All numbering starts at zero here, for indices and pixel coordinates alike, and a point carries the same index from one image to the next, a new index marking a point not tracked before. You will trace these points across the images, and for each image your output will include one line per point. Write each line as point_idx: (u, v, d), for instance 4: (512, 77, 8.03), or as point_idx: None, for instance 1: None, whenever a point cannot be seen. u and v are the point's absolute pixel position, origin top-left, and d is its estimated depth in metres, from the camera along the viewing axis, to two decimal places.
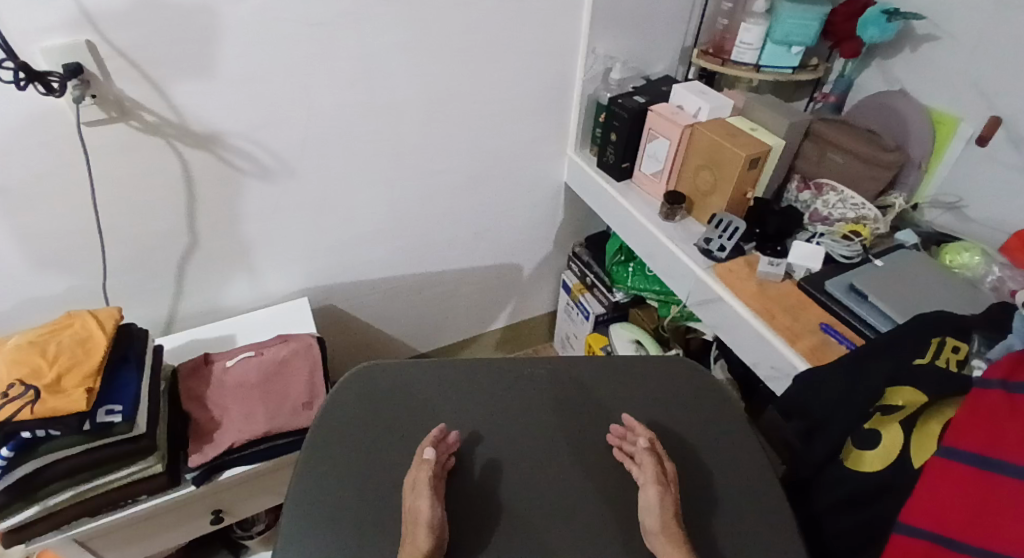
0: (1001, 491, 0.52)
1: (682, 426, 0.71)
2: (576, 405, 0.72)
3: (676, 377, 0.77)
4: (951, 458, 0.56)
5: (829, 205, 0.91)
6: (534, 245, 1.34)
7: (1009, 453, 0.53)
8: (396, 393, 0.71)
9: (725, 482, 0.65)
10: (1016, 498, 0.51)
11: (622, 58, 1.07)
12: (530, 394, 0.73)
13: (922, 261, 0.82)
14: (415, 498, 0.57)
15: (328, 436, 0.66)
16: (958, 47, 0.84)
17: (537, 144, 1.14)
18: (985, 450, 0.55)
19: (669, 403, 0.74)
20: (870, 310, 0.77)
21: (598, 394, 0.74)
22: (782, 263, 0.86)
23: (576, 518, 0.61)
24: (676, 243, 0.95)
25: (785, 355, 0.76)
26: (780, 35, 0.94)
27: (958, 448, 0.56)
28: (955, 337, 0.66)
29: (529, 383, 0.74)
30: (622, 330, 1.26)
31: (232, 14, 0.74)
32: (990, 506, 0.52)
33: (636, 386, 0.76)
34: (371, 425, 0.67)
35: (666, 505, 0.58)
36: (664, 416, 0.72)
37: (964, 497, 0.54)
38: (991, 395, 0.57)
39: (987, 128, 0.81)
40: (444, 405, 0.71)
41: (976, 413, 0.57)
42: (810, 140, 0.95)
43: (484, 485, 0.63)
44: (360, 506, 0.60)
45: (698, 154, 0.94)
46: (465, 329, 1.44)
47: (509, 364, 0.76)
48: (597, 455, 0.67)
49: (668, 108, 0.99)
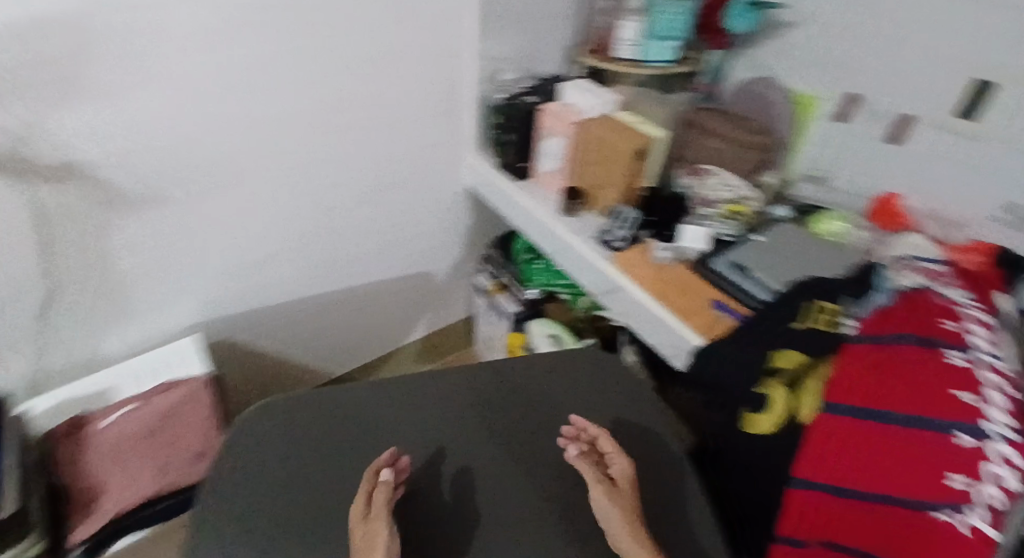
0: (878, 438, 0.58)
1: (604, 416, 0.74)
2: (500, 408, 0.73)
3: (591, 367, 0.80)
4: (835, 414, 0.61)
5: (710, 188, 0.95)
6: (444, 251, 1.33)
7: (881, 399, 0.59)
8: (315, 421, 0.69)
9: (647, 465, 0.68)
10: (890, 443, 0.57)
11: (511, 60, 1.08)
12: (452, 403, 0.73)
13: (794, 233, 0.90)
14: (369, 525, 0.54)
15: (246, 475, 0.62)
16: (812, 33, 0.92)
17: (436, 150, 1.13)
18: (860, 402, 0.60)
19: (587, 393, 0.77)
20: (753, 282, 0.83)
21: (520, 393, 0.75)
22: (672, 247, 0.91)
23: (512, 517, 0.61)
24: (577, 237, 0.98)
25: (683, 332, 0.81)
26: (659, 31, 0.97)
27: (840, 405, 0.62)
28: (824, 301, 0.75)
29: (455, 395, 0.74)
30: (538, 325, 1.27)
31: (80, 33, 0.67)
32: (871, 453, 0.58)
33: (559, 384, 0.77)
34: (291, 457, 0.64)
35: (621, 499, 0.59)
36: (588, 412, 0.74)
37: (851, 448, 0.59)
38: (861, 350, 0.64)
39: (849, 103, 0.89)
40: (368, 425, 0.69)
41: (851, 369, 0.63)
42: (692, 130, 0.99)
43: (417, 501, 0.62)
44: (287, 543, 0.57)
45: (589, 149, 0.96)
46: (382, 345, 1.40)
47: (430, 377, 0.76)
48: (527, 452, 0.68)
49: (558, 106, 1.00)
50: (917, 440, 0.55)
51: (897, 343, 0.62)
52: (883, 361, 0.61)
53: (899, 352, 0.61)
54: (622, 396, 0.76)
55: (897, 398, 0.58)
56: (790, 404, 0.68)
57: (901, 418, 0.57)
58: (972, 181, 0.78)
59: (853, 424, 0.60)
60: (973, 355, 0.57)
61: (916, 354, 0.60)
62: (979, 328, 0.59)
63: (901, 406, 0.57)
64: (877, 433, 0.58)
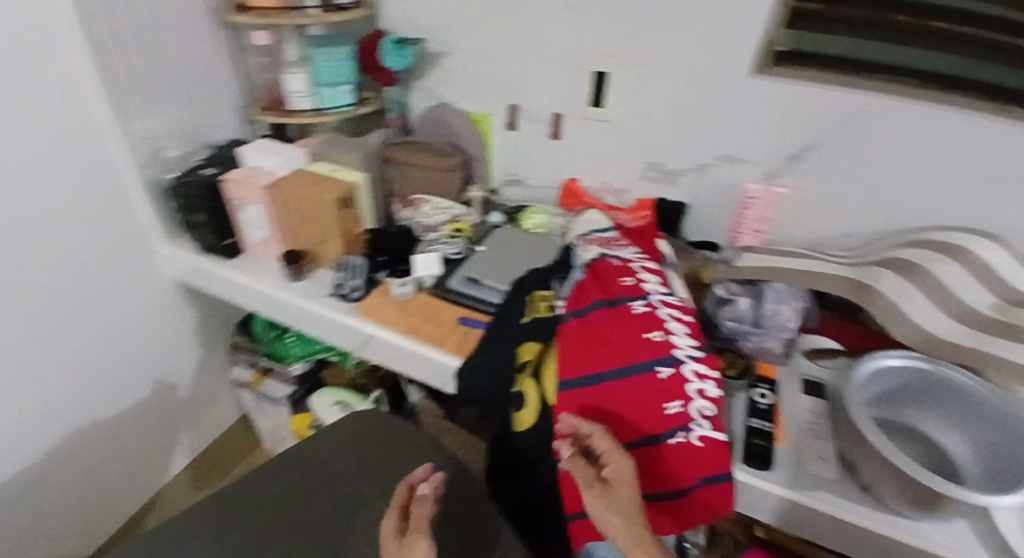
0: (604, 395, 0.66)
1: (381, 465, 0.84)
2: (283, 523, 0.76)
3: (365, 437, 0.88)
4: (570, 389, 0.67)
5: (427, 214, 0.98)
6: (173, 356, 1.16)
7: (597, 362, 0.67)
8: None
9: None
10: (612, 395, 0.65)
11: (173, 134, 0.97)
12: (231, 534, 0.75)
13: (507, 236, 0.99)
14: None
15: None
16: (461, 57, 0.98)
17: (116, 254, 0.97)
18: (590, 369, 0.67)
19: (364, 463, 0.84)
20: (486, 291, 0.89)
21: (300, 494, 0.80)
22: (409, 280, 0.91)
23: None
24: (309, 300, 0.92)
25: (439, 359, 0.83)
26: (325, 79, 0.96)
27: (569, 380, 0.68)
28: (542, 289, 0.82)
29: (251, 492, 0.81)
30: (321, 397, 1.17)
31: None
32: (603, 410, 0.66)
33: (342, 450, 0.87)
34: None
35: (623, 492, 0.56)
36: (368, 482, 0.82)
37: (588, 412, 0.66)
38: (572, 326, 0.71)
39: (512, 115, 0.99)
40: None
41: (569, 345, 0.70)
42: (391, 165, 0.99)
43: None
44: None
45: (292, 207, 0.90)
46: (131, 486, 1.18)
47: (204, 516, 0.78)
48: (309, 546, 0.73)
49: (242, 171, 0.92)
50: (640, 382, 0.65)
51: (596, 309, 0.71)
52: (589, 330, 0.70)
53: (599, 315, 0.71)
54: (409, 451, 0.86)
55: (613, 355, 0.67)
56: (540, 392, 0.75)
57: (623, 370, 0.66)
58: (614, 156, 0.94)
59: (594, 390, 0.66)
60: (649, 299, 0.71)
61: (613, 313, 0.70)
62: (649, 277, 0.75)
63: (617, 360, 0.67)
64: (613, 388, 0.66)
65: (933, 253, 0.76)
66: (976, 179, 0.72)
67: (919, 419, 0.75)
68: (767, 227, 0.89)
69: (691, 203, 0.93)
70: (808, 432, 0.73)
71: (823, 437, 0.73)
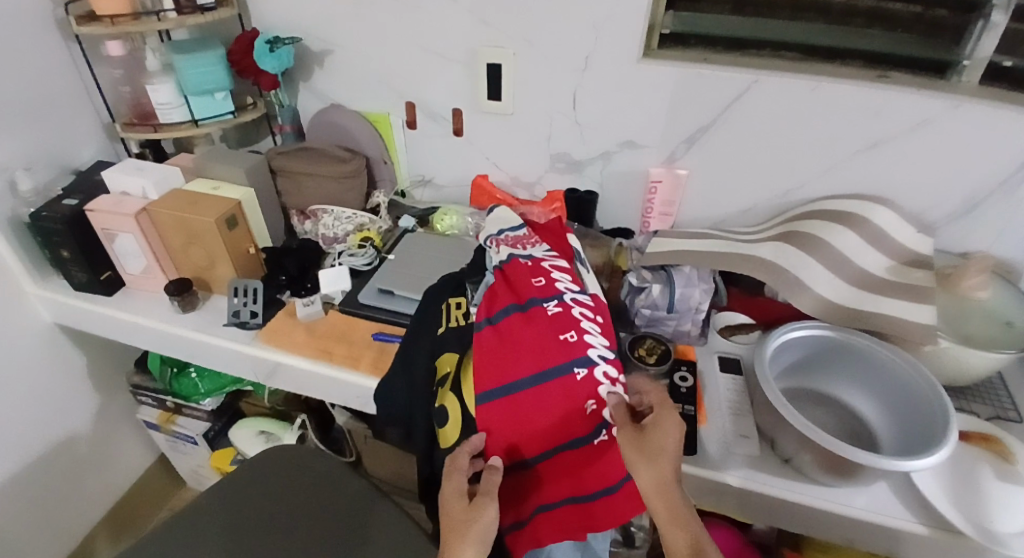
0: (523, 400, 0.64)
1: (292, 511, 0.77)
2: None
3: (287, 475, 0.81)
4: (488, 399, 0.64)
5: (329, 226, 0.93)
6: (64, 408, 1.03)
7: (514, 368, 0.65)
8: None
9: (325, 538, 0.74)
10: (530, 399, 0.63)
11: (24, 164, 0.84)
12: None
13: (419, 240, 0.94)
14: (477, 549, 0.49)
15: None
16: (350, 55, 0.92)
17: None
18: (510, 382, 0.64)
19: (286, 505, 0.77)
20: (400, 302, 0.84)
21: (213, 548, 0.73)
22: (315, 298, 0.85)
23: None
24: (204, 332, 0.83)
25: (354, 381, 0.77)
26: (194, 86, 0.89)
27: (488, 389, 0.65)
28: (456, 296, 0.78)
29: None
30: (241, 430, 1.09)
31: None
32: (523, 414, 0.64)
33: (250, 496, 0.79)
34: None
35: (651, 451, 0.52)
36: (290, 526, 0.75)
37: (508, 419, 0.64)
38: (485, 336, 0.68)
39: (410, 113, 0.94)
40: None
41: (484, 354, 0.67)
42: (282, 176, 0.93)
43: None
44: None
45: (172, 233, 0.82)
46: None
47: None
48: None
49: (109, 198, 0.83)
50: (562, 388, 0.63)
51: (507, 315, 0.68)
52: (503, 338, 0.67)
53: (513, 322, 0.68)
54: (323, 486, 0.79)
55: (529, 364, 0.65)
56: (460, 408, 0.68)
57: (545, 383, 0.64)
58: (519, 150, 0.92)
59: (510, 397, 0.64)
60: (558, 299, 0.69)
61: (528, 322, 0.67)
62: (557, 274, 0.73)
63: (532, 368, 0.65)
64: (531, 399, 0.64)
65: (829, 223, 0.78)
66: (860, 148, 0.75)
67: (833, 387, 0.77)
68: (673, 210, 0.90)
69: (600, 191, 0.92)
70: (728, 408, 0.74)
71: (744, 413, 0.73)
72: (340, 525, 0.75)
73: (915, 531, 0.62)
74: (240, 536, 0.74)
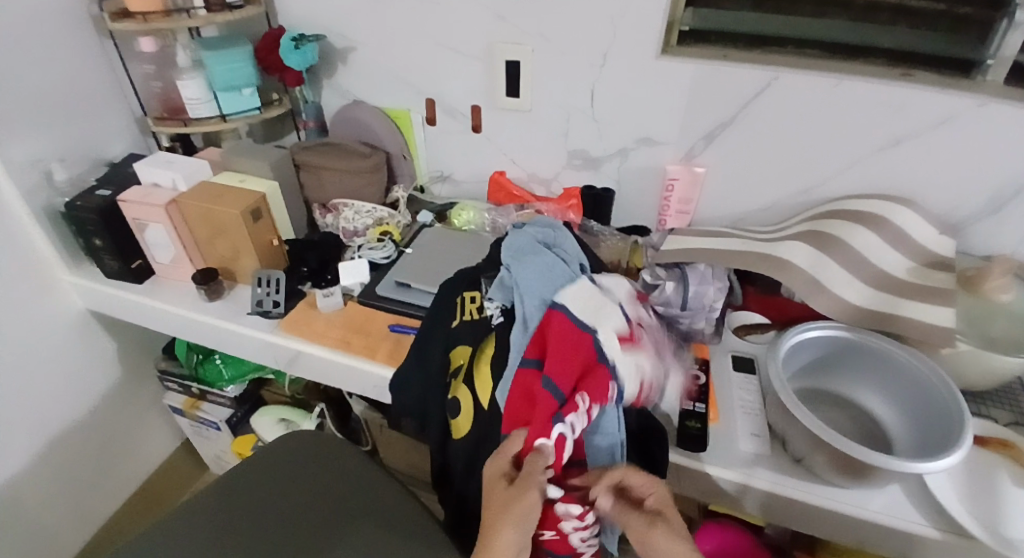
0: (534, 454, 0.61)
1: (301, 495, 0.79)
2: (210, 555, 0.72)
3: (299, 455, 0.84)
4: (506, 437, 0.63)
5: (349, 220, 0.95)
6: (97, 390, 1.08)
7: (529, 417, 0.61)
8: None
9: (334, 515, 0.77)
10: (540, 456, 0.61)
11: (60, 155, 0.88)
12: None
13: (436, 235, 0.96)
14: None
15: None
16: (370, 52, 0.94)
17: (12, 290, 0.89)
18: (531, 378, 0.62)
19: (298, 484, 0.81)
20: (417, 295, 0.86)
21: (229, 523, 0.76)
22: (335, 289, 0.87)
23: None
24: (229, 319, 0.86)
25: (372, 371, 0.79)
26: (222, 83, 0.91)
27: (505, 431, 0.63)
28: (470, 289, 0.79)
29: (157, 533, 0.75)
30: (264, 417, 1.12)
31: None
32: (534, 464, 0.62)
33: (263, 480, 0.81)
34: None
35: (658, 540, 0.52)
36: (302, 504, 0.78)
37: None
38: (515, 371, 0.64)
39: (430, 109, 0.96)
40: None
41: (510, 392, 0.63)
42: (304, 171, 0.96)
43: None
44: None
45: (199, 225, 0.85)
46: (67, 531, 1.11)
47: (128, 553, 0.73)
48: None
49: (140, 190, 0.86)
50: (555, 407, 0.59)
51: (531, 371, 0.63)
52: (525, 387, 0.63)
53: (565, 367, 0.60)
54: (334, 466, 0.83)
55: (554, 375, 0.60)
56: (473, 400, 0.70)
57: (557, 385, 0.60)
58: (536, 146, 0.93)
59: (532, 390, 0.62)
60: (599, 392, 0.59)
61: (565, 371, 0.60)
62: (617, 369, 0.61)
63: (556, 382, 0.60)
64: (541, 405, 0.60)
65: (848, 223, 0.77)
66: (880, 146, 0.74)
67: (848, 388, 0.76)
68: (691, 208, 0.89)
69: (617, 188, 0.92)
70: (742, 406, 0.74)
71: (757, 413, 0.73)
72: (347, 511, 0.77)
73: (928, 535, 0.61)
74: (254, 511, 0.77)
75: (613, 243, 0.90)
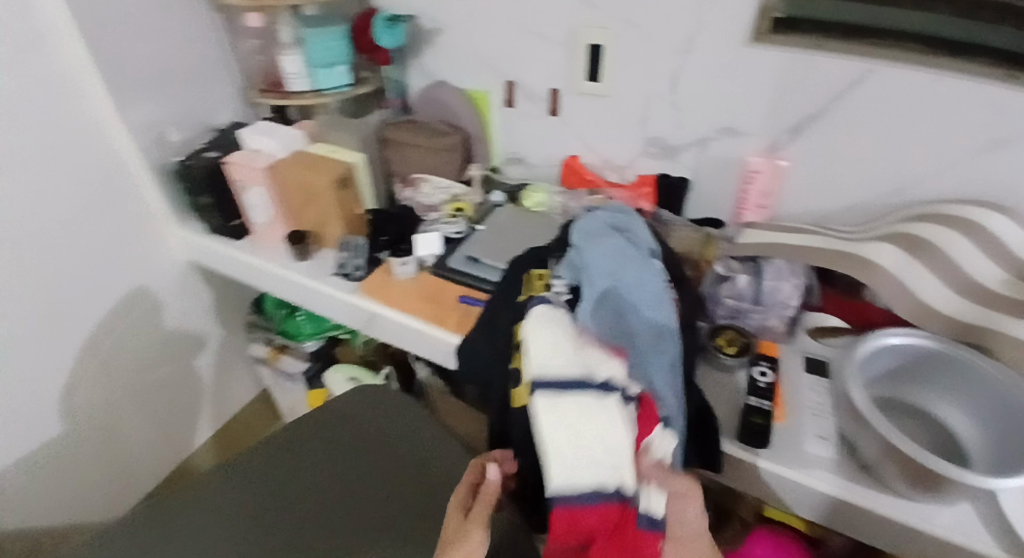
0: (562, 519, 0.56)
1: (358, 434, 0.87)
2: (276, 487, 0.80)
3: (357, 405, 0.91)
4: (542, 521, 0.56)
5: (427, 194, 0.99)
6: (191, 335, 1.19)
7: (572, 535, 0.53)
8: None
9: (388, 458, 0.83)
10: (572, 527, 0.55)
11: (174, 120, 0.98)
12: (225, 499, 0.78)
13: (508, 214, 0.99)
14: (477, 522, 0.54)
15: None
16: (453, 33, 0.97)
17: (128, 239, 1.00)
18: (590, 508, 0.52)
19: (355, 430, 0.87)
20: (486, 269, 0.89)
21: (295, 460, 0.83)
22: (411, 259, 0.92)
23: None
24: (314, 278, 0.94)
25: (438, 337, 0.84)
26: (319, 60, 0.97)
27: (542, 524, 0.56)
28: (539, 267, 0.82)
29: (230, 466, 0.83)
30: (336, 373, 1.19)
31: None
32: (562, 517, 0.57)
33: (323, 420, 0.89)
34: None
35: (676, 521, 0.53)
36: (359, 448, 0.85)
37: None
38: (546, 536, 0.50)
39: (509, 92, 0.98)
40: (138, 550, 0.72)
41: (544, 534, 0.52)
42: (388, 146, 1.00)
43: None
44: None
45: (292, 189, 0.92)
46: (159, 457, 1.24)
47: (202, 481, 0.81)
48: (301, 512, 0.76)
49: (243, 154, 0.93)
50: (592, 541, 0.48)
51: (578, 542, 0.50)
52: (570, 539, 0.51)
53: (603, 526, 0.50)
54: (388, 415, 0.89)
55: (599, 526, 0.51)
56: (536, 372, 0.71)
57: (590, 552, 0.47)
58: (611, 132, 0.93)
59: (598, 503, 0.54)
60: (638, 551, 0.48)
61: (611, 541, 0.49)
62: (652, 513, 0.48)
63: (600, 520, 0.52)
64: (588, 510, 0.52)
65: (938, 226, 0.73)
66: (983, 146, 0.69)
67: (926, 400, 0.73)
68: (769, 202, 0.87)
69: (691, 178, 0.91)
70: (808, 407, 0.72)
71: (824, 415, 0.72)
72: (399, 450, 0.84)
73: None
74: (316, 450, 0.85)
75: (683, 233, 0.90)
